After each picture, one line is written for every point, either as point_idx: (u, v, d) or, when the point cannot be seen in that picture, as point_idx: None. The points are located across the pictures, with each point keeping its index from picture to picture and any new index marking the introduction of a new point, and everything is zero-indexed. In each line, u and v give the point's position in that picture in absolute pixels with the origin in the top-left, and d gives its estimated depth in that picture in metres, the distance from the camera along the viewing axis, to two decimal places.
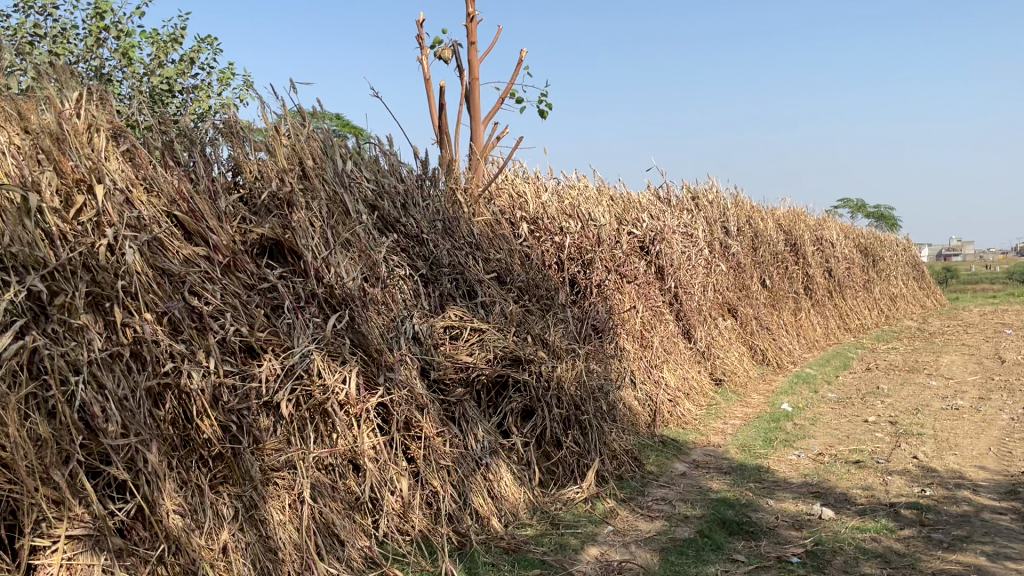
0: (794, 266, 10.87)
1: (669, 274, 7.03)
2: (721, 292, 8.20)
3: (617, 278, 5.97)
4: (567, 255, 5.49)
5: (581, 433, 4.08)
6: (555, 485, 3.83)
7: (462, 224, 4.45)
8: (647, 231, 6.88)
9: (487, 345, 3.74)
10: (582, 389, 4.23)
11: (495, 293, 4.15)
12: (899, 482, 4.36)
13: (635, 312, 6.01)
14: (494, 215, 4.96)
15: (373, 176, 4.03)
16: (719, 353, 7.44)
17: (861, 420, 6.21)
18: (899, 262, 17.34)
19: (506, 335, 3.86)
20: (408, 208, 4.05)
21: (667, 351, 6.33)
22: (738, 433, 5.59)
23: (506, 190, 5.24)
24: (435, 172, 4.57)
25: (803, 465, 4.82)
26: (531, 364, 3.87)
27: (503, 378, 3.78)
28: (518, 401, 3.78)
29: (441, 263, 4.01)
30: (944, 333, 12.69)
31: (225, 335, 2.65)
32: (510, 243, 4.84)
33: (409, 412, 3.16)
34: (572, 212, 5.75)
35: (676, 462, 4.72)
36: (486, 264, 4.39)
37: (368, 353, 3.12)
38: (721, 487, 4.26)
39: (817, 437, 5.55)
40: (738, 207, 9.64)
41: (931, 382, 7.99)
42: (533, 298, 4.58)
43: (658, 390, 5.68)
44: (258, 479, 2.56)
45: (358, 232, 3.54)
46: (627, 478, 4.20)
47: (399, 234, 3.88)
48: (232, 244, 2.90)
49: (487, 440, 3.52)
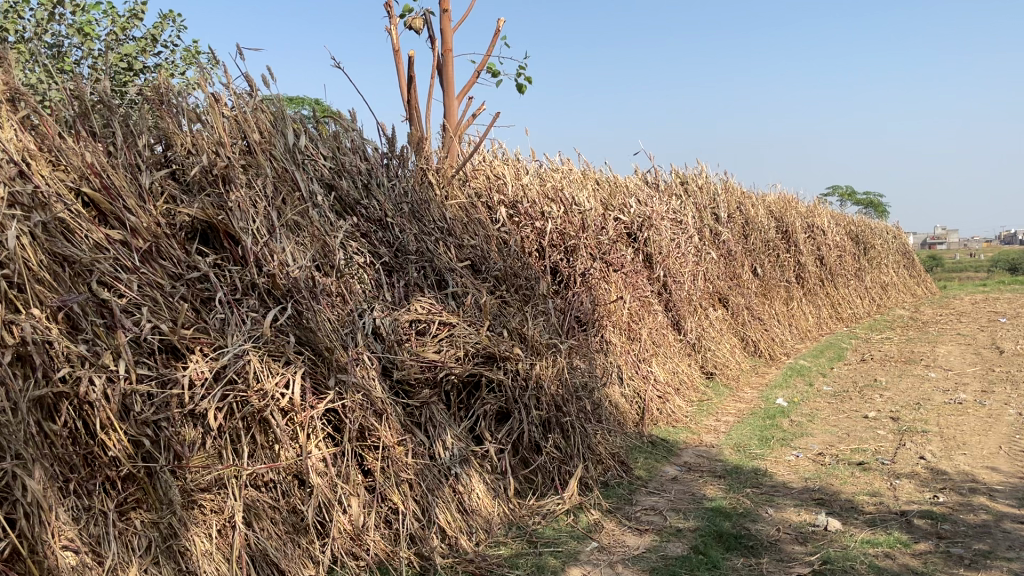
0: (786, 254, 10.53)
1: (658, 263, 6.66)
2: (711, 281, 7.84)
3: (603, 267, 5.59)
4: (550, 242, 5.11)
5: (562, 437, 3.71)
6: (534, 495, 3.46)
7: (432, 208, 4.06)
8: (634, 217, 6.50)
9: (457, 341, 3.35)
10: (564, 388, 3.85)
11: (468, 283, 3.76)
12: (908, 487, 4.01)
13: (623, 303, 5.63)
14: (470, 198, 4.57)
15: (332, 153, 3.62)
16: (710, 345, 7.08)
17: (860, 415, 5.88)
18: (890, 250, 17.06)
19: (479, 329, 3.47)
20: (371, 190, 3.65)
21: (656, 343, 5.96)
22: (732, 431, 5.24)
23: (483, 171, 4.84)
24: (404, 151, 4.17)
25: (803, 467, 4.47)
26: (507, 361, 3.49)
27: (476, 377, 3.39)
28: (493, 403, 3.39)
29: (408, 250, 3.61)
30: (938, 323, 12.41)
31: (140, 332, 2.26)
32: (486, 229, 4.44)
33: (364, 419, 2.78)
34: (554, 195, 5.36)
35: (666, 465, 4.36)
36: (459, 251, 4.00)
37: (317, 352, 2.73)
38: (715, 494, 3.90)
39: (816, 436, 5.20)
40: (729, 193, 9.28)
41: (929, 374, 7.67)
42: (511, 289, 4.19)
43: (647, 385, 5.32)
44: (178, 502, 2.20)
45: (311, 216, 3.15)
46: (613, 485, 3.83)
47: (360, 218, 3.49)
48: (154, 227, 2.50)
49: (457, 448, 3.15)
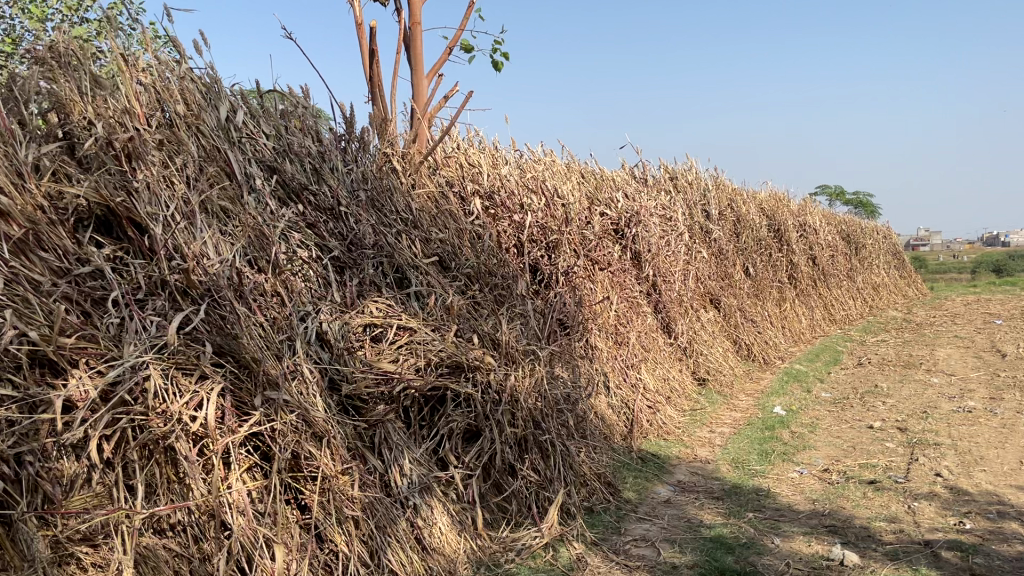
0: (778, 253, 10.11)
1: (647, 261, 6.22)
2: (702, 281, 7.41)
3: (587, 265, 5.13)
4: (530, 236, 4.64)
5: (541, 458, 3.24)
6: (507, 526, 3.00)
7: (395, 197, 3.58)
8: (621, 211, 6.05)
9: (419, 350, 2.89)
10: (543, 402, 3.38)
11: (434, 281, 3.29)
12: (929, 511, 3.58)
13: (609, 304, 5.18)
14: (440, 187, 4.10)
15: (273, 132, 3.15)
16: (702, 349, 6.65)
17: (865, 426, 5.45)
18: (880, 250, 16.69)
19: (443, 335, 3.01)
20: (321, 173, 3.18)
21: (645, 348, 5.51)
22: (729, 443, 4.80)
23: (455, 157, 4.38)
24: (364, 133, 3.72)
25: (809, 486, 4.03)
26: (477, 372, 3.01)
27: (440, 392, 2.92)
28: (460, 421, 2.92)
29: (364, 243, 3.14)
30: (934, 324, 12.06)
31: (3, 341, 1.79)
32: (458, 221, 3.97)
33: (299, 444, 2.30)
34: (535, 186, 4.90)
35: (657, 485, 3.90)
36: (425, 246, 3.53)
37: (241, 365, 2.27)
38: (714, 520, 3.45)
39: (820, 449, 4.77)
40: (720, 189, 8.84)
41: (932, 379, 7.28)
42: (484, 289, 3.72)
43: (636, 395, 4.87)
44: (43, 560, 1.77)
45: (244, 204, 2.69)
46: (599, 512, 3.37)
47: (307, 206, 3.02)
48: (33, 211, 2.03)
49: (416, 475, 2.69)
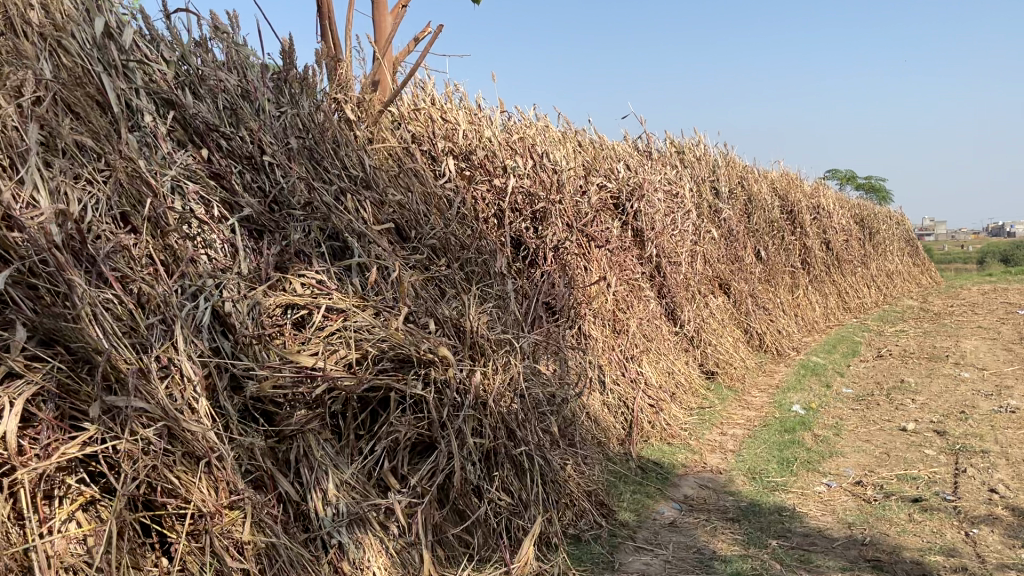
0: (791, 237, 9.44)
1: (651, 240, 5.54)
2: (712, 264, 6.74)
3: (582, 242, 4.46)
4: (514, 205, 3.97)
5: (515, 476, 2.57)
6: (469, 564, 2.34)
7: (342, 151, 2.91)
8: (623, 183, 5.37)
9: (352, 340, 2.22)
10: (520, 405, 2.72)
11: (383, 252, 2.62)
12: (993, 541, 2.92)
13: (607, 288, 4.52)
14: (404, 144, 3.43)
15: (178, 62, 2.48)
16: (710, 338, 6.00)
17: (896, 428, 4.79)
18: (894, 237, 16.00)
19: (388, 320, 2.35)
20: (240, 115, 2.51)
21: (647, 337, 4.86)
22: (744, 449, 4.15)
23: (426, 110, 3.70)
24: (307, 72, 3.05)
25: (841, 505, 3.37)
26: (430, 368, 2.35)
27: (381, 394, 2.26)
28: (407, 430, 2.25)
29: (291, 202, 2.47)
30: (955, 314, 11.39)
31: None
32: (425, 183, 3.29)
33: (158, 472, 1.65)
34: (523, 148, 4.22)
35: (660, 502, 3.25)
36: (378, 210, 2.86)
37: (77, 360, 1.63)
38: (730, 550, 2.80)
39: (848, 457, 4.11)
40: (730, 166, 8.14)
41: (963, 374, 6.61)
42: (453, 266, 3.05)
43: (636, 392, 4.22)
44: None
45: (117, 143, 2.03)
46: (588, 541, 2.72)
47: (215, 151, 2.34)
48: None
49: (343, 505, 2.06)
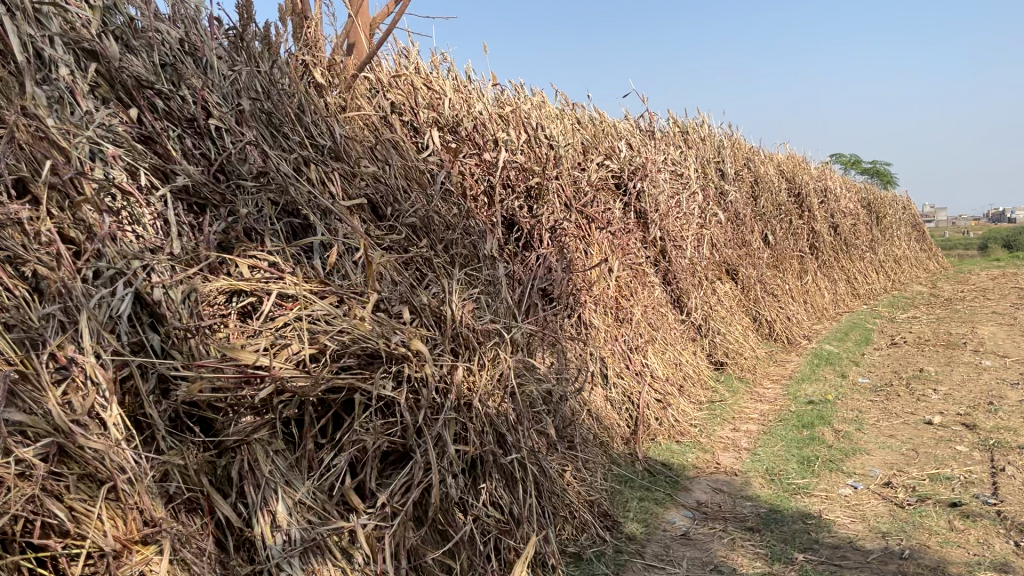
0: (799, 221, 9.08)
1: (656, 222, 5.18)
2: (719, 249, 6.39)
3: (581, 223, 4.11)
4: (506, 181, 3.60)
5: (506, 487, 2.22)
6: None
7: (306, 117, 2.55)
8: (625, 162, 5.00)
9: (307, 332, 1.85)
10: (511, 406, 2.37)
11: (350, 229, 2.26)
12: None
13: (608, 273, 4.16)
14: (382, 113, 3.07)
15: (107, 9, 2.12)
16: (719, 327, 5.66)
17: (921, 421, 4.44)
18: (901, 221, 15.63)
19: (353, 307, 1.99)
20: (181, 72, 2.16)
21: (653, 326, 4.51)
22: (759, 446, 3.81)
23: (408, 77, 3.33)
24: (268, 28, 2.69)
25: (871, 511, 3.02)
26: (403, 364, 1.98)
27: (344, 396, 1.90)
28: (375, 439, 1.90)
29: (240, 172, 2.12)
30: (967, 299, 11.04)
31: None
32: (406, 156, 2.92)
33: (41, 503, 1.36)
34: (516, 121, 3.86)
35: (670, 510, 2.91)
36: (348, 183, 2.51)
37: None
38: (751, 567, 2.46)
39: (873, 455, 3.77)
40: (736, 147, 7.76)
41: (984, 361, 6.27)
42: (435, 248, 2.70)
43: (642, 386, 3.88)
44: None
45: (17, 97, 1.69)
46: (590, 560, 2.38)
47: (147, 111, 1.99)
48: None
49: (297, 530, 1.72)
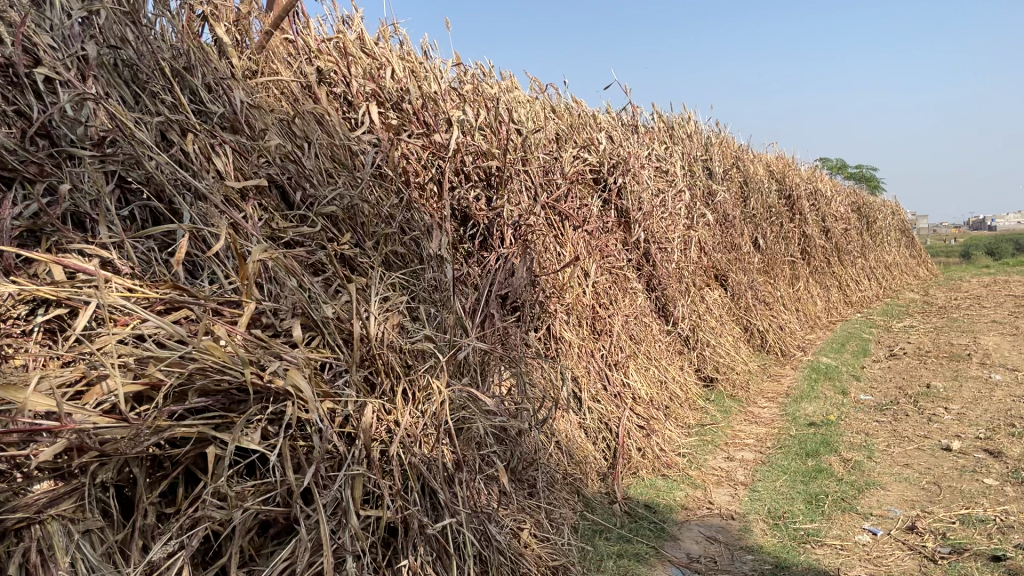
0: (790, 224, 8.59)
1: (638, 222, 4.65)
2: (708, 254, 5.87)
3: (552, 222, 3.56)
4: (461, 169, 3.06)
5: (437, 563, 1.67)
6: None
7: (192, 75, 2.00)
8: (604, 155, 4.46)
9: (135, 359, 1.30)
10: (448, 451, 1.82)
11: (231, 216, 1.70)
12: None
13: (583, 279, 3.62)
14: (304, 81, 2.52)
15: None
16: (708, 338, 5.13)
17: (937, 447, 3.92)
18: (892, 226, 15.21)
19: (214, 320, 1.42)
20: None
21: (636, 340, 3.97)
22: (758, 480, 3.28)
23: (342, 42, 2.78)
24: None
25: (898, 567, 2.49)
26: (286, 403, 1.44)
27: (193, 449, 1.35)
28: (237, 511, 1.35)
29: (70, 137, 1.56)
30: (963, 307, 10.59)
31: None
32: (331, 131, 2.35)
33: None
34: (476, 99, 3.31)
35: (655, 570, 2.37)
36: (243, 159, 1.95)
37: None
38: None
39: (890, 490, 3.23)
40: (724, 145, 7.25)
41: (994, 375, 5.77)
42: (362, 245, 2.14)
43: (622, 411, 3.34)
44: None
45: None
46: None
47: None
48: None
49: None
